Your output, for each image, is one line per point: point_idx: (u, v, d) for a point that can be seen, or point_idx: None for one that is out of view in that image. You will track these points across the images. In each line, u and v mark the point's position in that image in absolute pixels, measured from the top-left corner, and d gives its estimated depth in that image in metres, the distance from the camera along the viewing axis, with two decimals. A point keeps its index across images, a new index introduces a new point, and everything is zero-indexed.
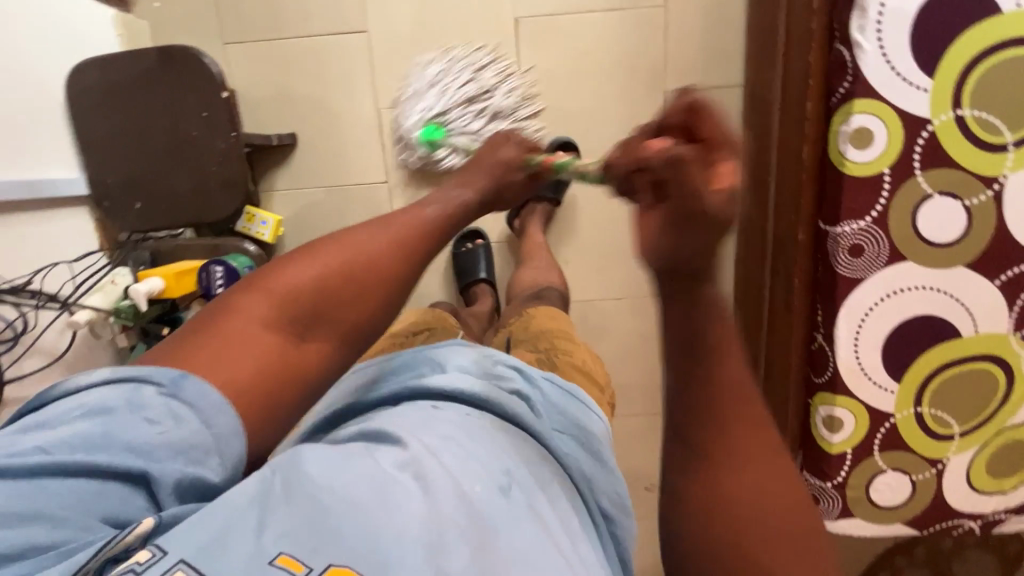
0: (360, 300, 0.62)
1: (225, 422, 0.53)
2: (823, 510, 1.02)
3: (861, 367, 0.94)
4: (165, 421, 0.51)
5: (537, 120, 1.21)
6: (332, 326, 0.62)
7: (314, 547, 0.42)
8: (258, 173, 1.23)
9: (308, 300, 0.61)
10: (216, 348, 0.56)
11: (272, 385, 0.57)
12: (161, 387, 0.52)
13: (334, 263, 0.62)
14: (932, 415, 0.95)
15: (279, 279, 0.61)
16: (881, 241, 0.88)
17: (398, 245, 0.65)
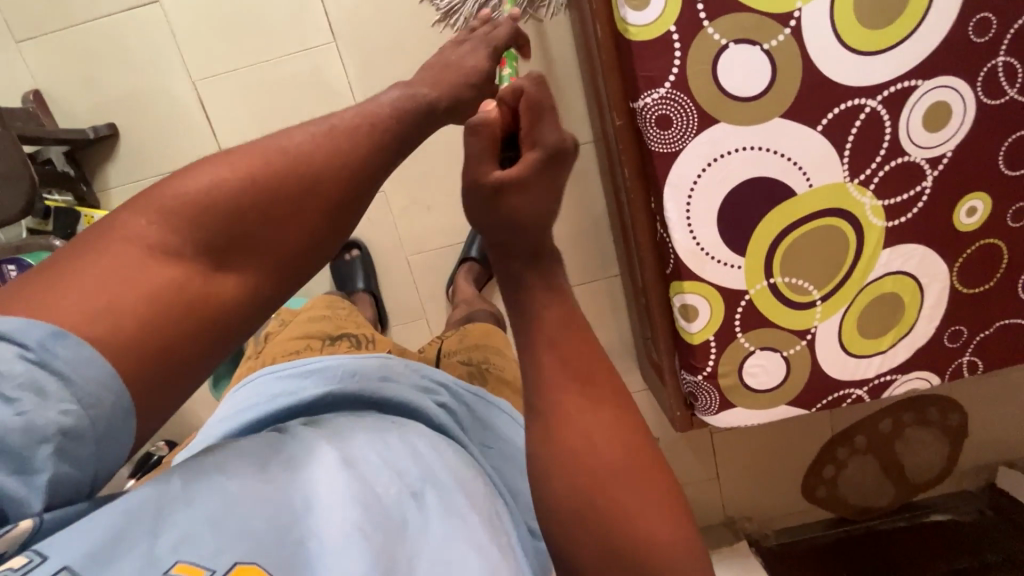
0: (291, 210, 0.48)
1: (108, 401, 0.40)
2: (702, 406, 0.98)
3: (701, 247, 0.88)
4: (27, 397, 0.37)
5: (358, 62, 1.14)
6: (252, 249, 0.48)
7: (216, 547, 0.39)
8: (88, 172, 1.19)
9: (226, 214, 0.46)
10: (106, 279, 0.42)
11: (176, 322, 0.44)
12: (26, 348, 0.38)
13: (246, 164, 0.48)
14: (786, 284, 0.89)
15: (184, 190, 0.46)
16: (687, 107, 0.81)
17: (334, 143, 0.50)
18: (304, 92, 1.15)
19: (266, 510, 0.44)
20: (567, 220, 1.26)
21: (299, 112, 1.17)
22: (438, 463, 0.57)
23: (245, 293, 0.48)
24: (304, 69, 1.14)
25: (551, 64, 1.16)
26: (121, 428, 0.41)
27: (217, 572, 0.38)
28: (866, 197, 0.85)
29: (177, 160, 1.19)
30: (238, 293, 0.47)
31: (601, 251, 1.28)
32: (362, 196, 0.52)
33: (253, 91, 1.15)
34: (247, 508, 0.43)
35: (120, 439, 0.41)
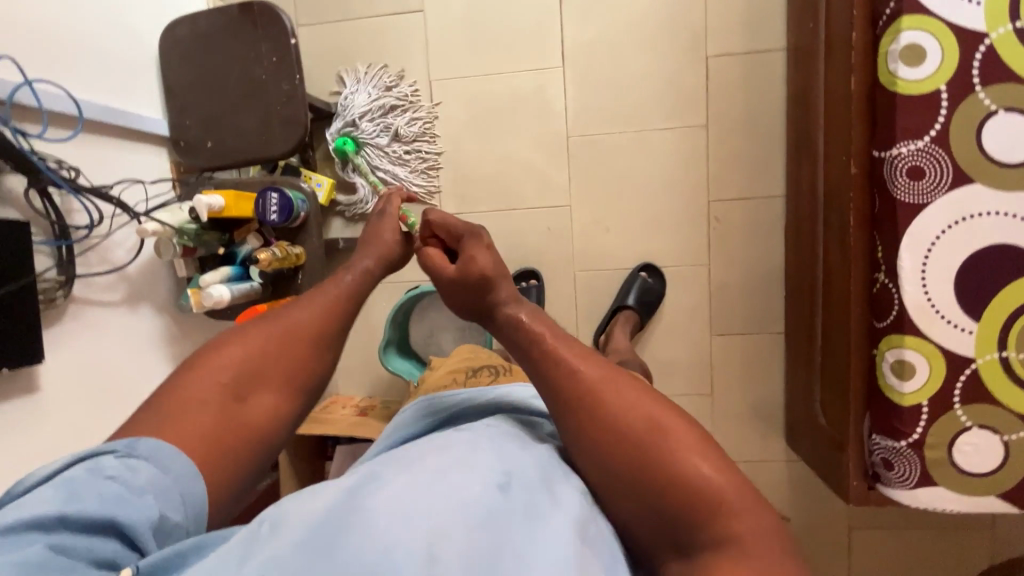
0: (299, 353, 0.67)
1: (181, 465, 0.55)
2: (897, 476, 0.91)
3: (931, 304, 0.86)
4: (123, 473, 0.52)
5: (579, 88, 1.25)
6: (268, 381, 0.64)
7: (291, 572, 0.44)
8: (316, 141, 1.33)
9: (247, 367, 0.63)
10: (169, 415, 0.58)
11: (230, 438, 0.60)
12: (118, 451, 0.53)
13: (264, 329, 0.67)
14: (1022, 361, 0.85)
15: (218, 355, 0.63)
16: (942, 163, 0.83)
17: (325, 306, 0.71)
18: (524, 105, 1.27)
19: (338, 532, 0.48)
20: (739, 267, 1.27)
21: (513, 123, 1.28)
22: (522, 460, 0.58)
23: (274, 413, 0.64)
24: (529, 86, 1.26)
25: (757, 119, 1.22)
26: (192, 487, 0.55)
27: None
28: None
29: None
30: (272, 411, 0.64)
31: (768, 306, 1.27)
32: (337, 342, 0.71)
33: (479, 97, 1.28)
34: (320, 524, 0.48)
35: (193, 497, 0.55)
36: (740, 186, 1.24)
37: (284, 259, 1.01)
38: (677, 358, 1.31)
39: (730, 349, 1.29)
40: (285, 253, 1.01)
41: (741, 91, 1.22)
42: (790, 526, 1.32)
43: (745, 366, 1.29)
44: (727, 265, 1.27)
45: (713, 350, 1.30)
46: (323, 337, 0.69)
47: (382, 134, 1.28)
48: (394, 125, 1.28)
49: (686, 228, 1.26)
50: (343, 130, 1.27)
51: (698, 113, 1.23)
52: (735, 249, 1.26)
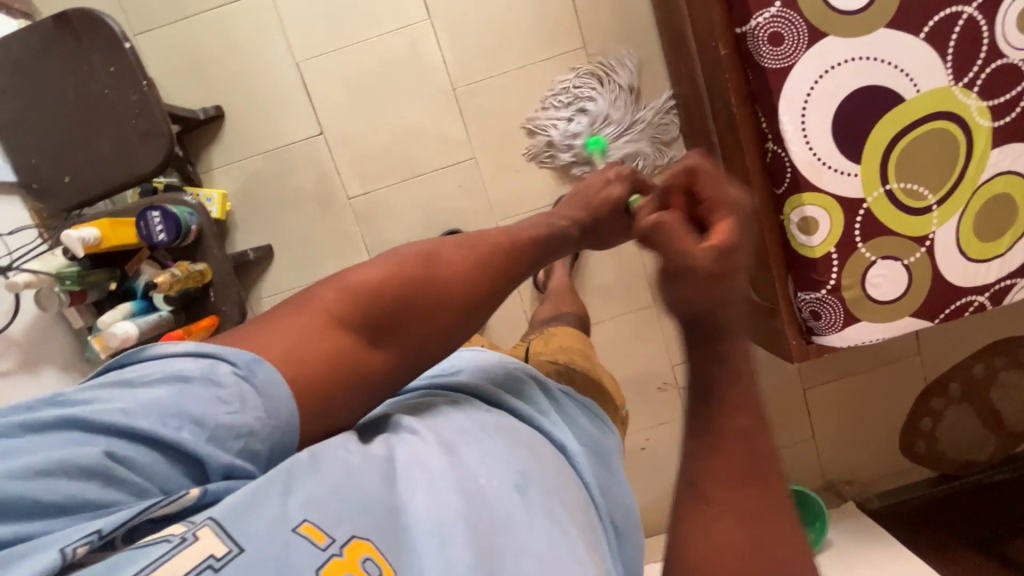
0: (441, 305, 0.57)
1: (285, 412, 0.48)
2: (825, 324, 0.99)
3: (817, 158, 0.92)
4: (234, 402, 0.46)
5: (451, 37, 1.23)
6: (401, 336, 0.55)
7: (337, 516, 0.42)
8: (193, 154, 1.24)
9: (387, 299, 0.54)
10: (283, 337, 0.50)
11: (340, 386, 0.52)
12: (236, 367, 0.47)
13: (407, 256, 0.57)
14: (903, 189, 0.92)
15: (362, 276, 0.55)
16: (797, 24, 0.88)
17: (480, 253, 0.61)
18: (401, 67, 1.23)
19: (378, 493, 0.45)
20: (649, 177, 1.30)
21: (396, 87, 1.24)
22: (537, 453, 0.56)
23: (395, 369, 0.55)
24: (400, 47, 1.22)
25: (630, 31, 1.24)
26: (288, 442, 0.48)
27: (337, 540, 0.40)
28: (971, 100, 0.90)
29: (279, 139, 1.24)
30: (389, 364, 0.55)
31: None
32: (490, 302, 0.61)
33: (352, 69, 1.23)
34: (364, 485, 0.45)
35: (286, 450, 0.48)
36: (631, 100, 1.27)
37: (187, 278, 0.95)
38: (614, 279, 1.35)
39: None
40: (187, 271, 0.95)
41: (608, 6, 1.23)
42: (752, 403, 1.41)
43: None
44: None
45: (646, 262, 1.34)
46: (473, 297, 0.59)
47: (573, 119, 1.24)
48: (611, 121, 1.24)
49: None
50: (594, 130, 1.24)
51: (574, 37, 1.23)
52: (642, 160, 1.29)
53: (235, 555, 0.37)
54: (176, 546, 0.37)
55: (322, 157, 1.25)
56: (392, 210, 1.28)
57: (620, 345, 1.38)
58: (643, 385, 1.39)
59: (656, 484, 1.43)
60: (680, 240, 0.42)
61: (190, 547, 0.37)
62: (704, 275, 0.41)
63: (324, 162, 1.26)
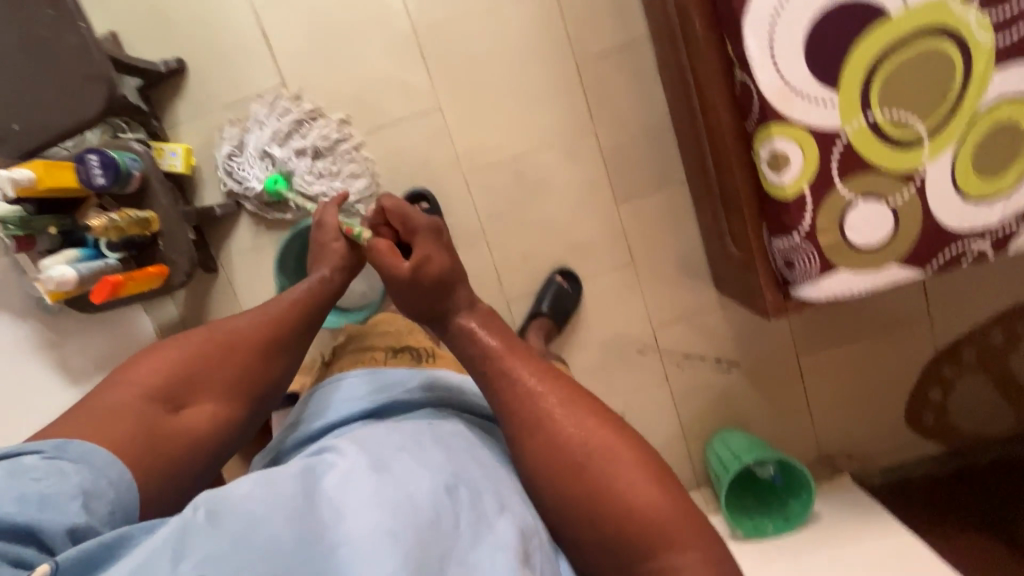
0: (233, 370, 0.74)
1: (115, 471, 0.60)
2: (800, 274, 0.90)
3: (788, 85, 0.82)
4: (53, 475, 0.56)
5: None
6: (209, 389, 0.73)
7: (236, 565, 0.48)
8: (157, 109, 1.23)
9: (189, 371, 0.72)
10: (93, 424, 0.64)
11: (163, 448, 0.66)
12: (43, 452, 0.58)
13: (204, 340, 0.75)
14: (888, 119, 0.82)
15: (157, 365, 0.71)
16: None
17: (262, 323, 0.79)
18: (361, 14, 1.19)
19: (297, 523, 0.53)
20: (625, 126, 1.22)
21: (356, 35, 1.20)
22: (462, 463, 0.64)
23: (213, 418, 0.72)
24: None
25: None
26: (124, 492, 0.60)
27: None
28: (969, 14, 0.79)
29: (241, 92, 1.23)
30: (206, 424, 0.71)
31: (663, 157, 1.24)
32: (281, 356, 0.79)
33: (311, 17, 1.19)
34: (278, 518, 0.52)
35: (125, 503, 0.60)
36: (604, 42, 1.18)
37: (128, 224, 0.93)
38: (590, 236, 1.28)
39: (638, 212, 1.27)
40: (129, 218, 0.93)
41: None
42: (739, 369, 1.33)
43: (657, 225, 1.27)
44: (612, 126, 1.22)
45: (623, 217, 1.27)
46: (264, 349, 0.77)
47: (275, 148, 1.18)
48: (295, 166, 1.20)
49: (562, 99, 1.21)
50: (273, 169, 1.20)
51: None
52: (616, 108, 1.21)
53: None
54: None
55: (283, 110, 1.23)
56: None
57: (596, 308, 1.31)
58: (621, 348, 1.32)
59: None
60: (387, 257, 0.78)
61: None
62: (422, 276, 0.76)
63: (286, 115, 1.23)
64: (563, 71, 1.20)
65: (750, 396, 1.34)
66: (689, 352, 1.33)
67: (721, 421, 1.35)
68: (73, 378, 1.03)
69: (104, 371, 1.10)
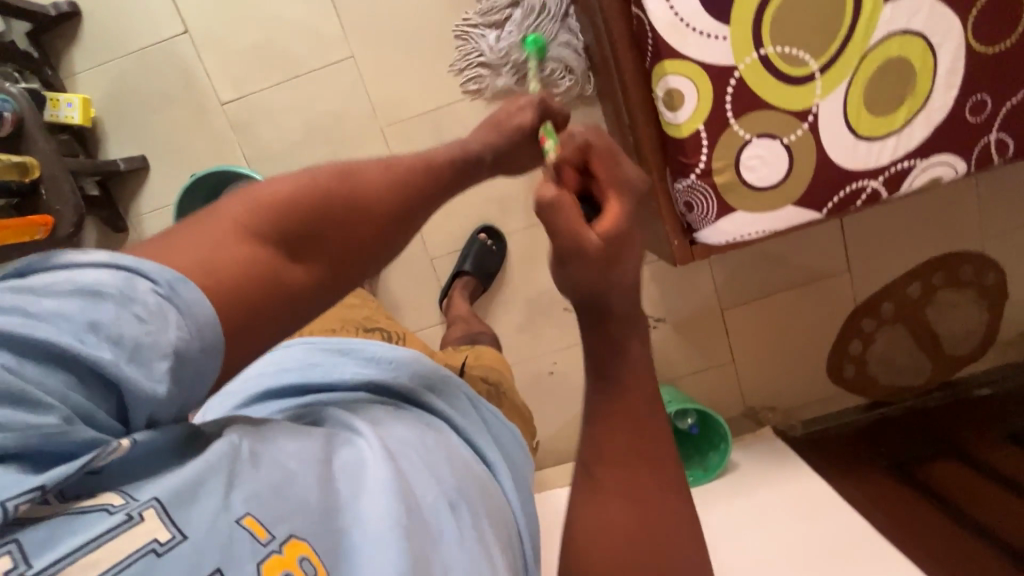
0: (359, 221, 0.50)
1: (212, 332, 0.39)
2: (699, 215, 0.89)
3: (680, 19, 0.80)
4: (153, 317, 0.37)
5: None
6: (324, 248, 0.48)
7: (280, 512, 0.39)
8: (53, 57, 1.16)
9: (316, 215, 0.47)
10: (191, 249, 0.41)
11: (259, 311, 0.43)
12: (158, 282, 0.38)
13: (355, 171, 0.51)
14: (780, 54, 0.81)
15: (267, 190, 0.47)
16: None
17: (394, 172, 0.54)
18: None
19: (320, 490, 0.43)
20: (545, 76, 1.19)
21: None
22: (467, 472, 0.55)
23: (322, 284, 0.48)
24: None
25: None
26: (214, 365, 0.40)
27: (274, 539, 0.37)
28: None
29: (141, 38, 1.16)
30: (311, 284, 0.47)
31: (584, 108, 1.21)
32: (415, 217, 0.54)
33: None
34: (309, 482, 0.42)
35: (205, 377, 0.40)
36: None
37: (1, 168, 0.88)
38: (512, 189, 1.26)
39: None
40: (5, 162, 0.88)
41: None
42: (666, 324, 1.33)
43: None
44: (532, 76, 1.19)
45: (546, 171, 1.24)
46: (395, 208, 0.52)
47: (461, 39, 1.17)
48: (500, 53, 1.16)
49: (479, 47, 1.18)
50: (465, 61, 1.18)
51: None
52: None
53: (178, 543, 0.34)
54: (120, 524, 0.33)
55: (188, 57, 1.17)
56: (270, 115, 1.20)
57: (522, 265, 1.30)
58: (548, 306, 1.32)
59: (563, 410, 1.36)
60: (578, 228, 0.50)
61: (134, 528, 0.34)
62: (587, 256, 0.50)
63: (191, 63, 1.18)
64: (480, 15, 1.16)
65: (677, 351, 1.35)
66: None
67: None
68: None
69: None
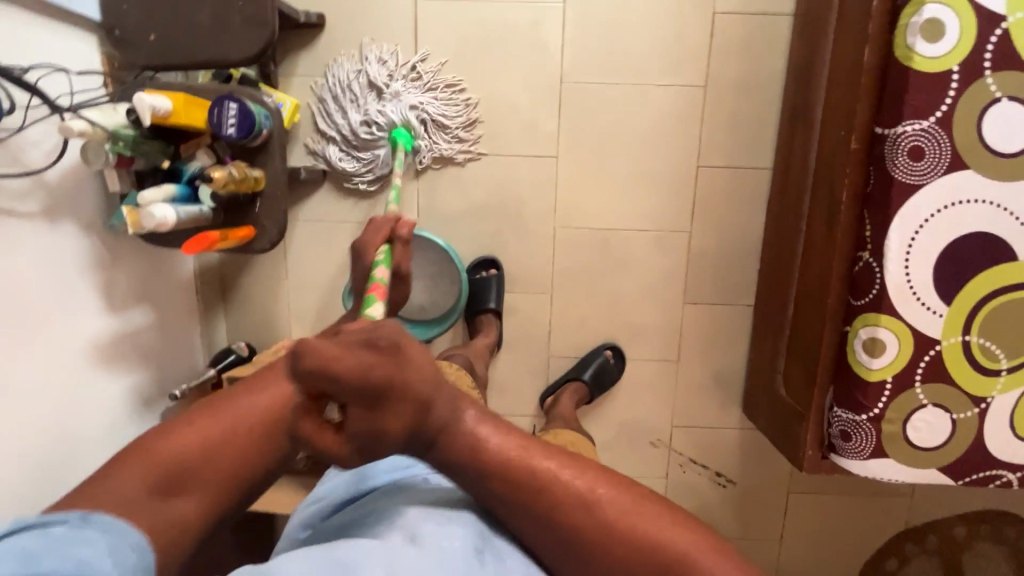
0: (227, 457, 0.54)
1: (131, 540, 0.49)
2: (853, 448, 0.95)
3: (910, 285, 0.88)
4: (80, 537, 0.47)
5: (579, 28, 1.17)
6: (204, 482, 0.53)
7: None
8: (280, 54, 1.18)
9: (180, 464, 0.52)
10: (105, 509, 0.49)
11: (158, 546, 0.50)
12: (69, 524, 0.48)
13: (215, 426, 0.54)
14: (980, 345, 0.89)
15: (155, 454, 0.52)
16: (942, 144, 0.83)
17: (262, 407, 0.55)
18: (519, 40, 1.17)
19: None
20: (718, 236, 1.26)
21: (505, 59, 1.18)
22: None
23: (206, 510, 0.53)
24: (524, 21, 1.16)
25: (755, 85, 1.18)
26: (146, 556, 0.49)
27: None
28: None
29: None
30: (198, 514, 0.53)
31: (742, 276, 1.27)
32: (283, 434, 0.55)
33: (468, 23, 1.17)
34: None
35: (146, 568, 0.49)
36: (730, 154, 1.21)
37: (241, 181, 0.88)
38: (647, 321, 1.30)
39: (700, 317, 1.30)
40: (243, 175, 0.88)
41: (742, 51, 1.17)
42: (734, 487, 1.39)
43: (712, 334, 1.31)
44: (707, 232, 1.25)
45: (685, 317, 1.30)
46: (262, 432, 0.54)
47: (404, 93, 1.17)
48: (423, 108, 1.17)
49: (672, 191, 1.23)
50: (395, 122, 1.16)
51: (698, 72, 1.18)
52: (718, 218, 1.24)
53: None
54: None
55: None
56: (457, 179, 1.23)
57: (628, 390, 1.34)
58: (636, 434, 1.36)
59: None
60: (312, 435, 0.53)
61: None
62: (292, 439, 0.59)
63: None
64: (684, 166, 1.22)
65: (734, 513, 1.41)
66: (695, 458, 1.38)
67: None
68: (109, 305, 0.96)
69: (139, 302, 1.03)
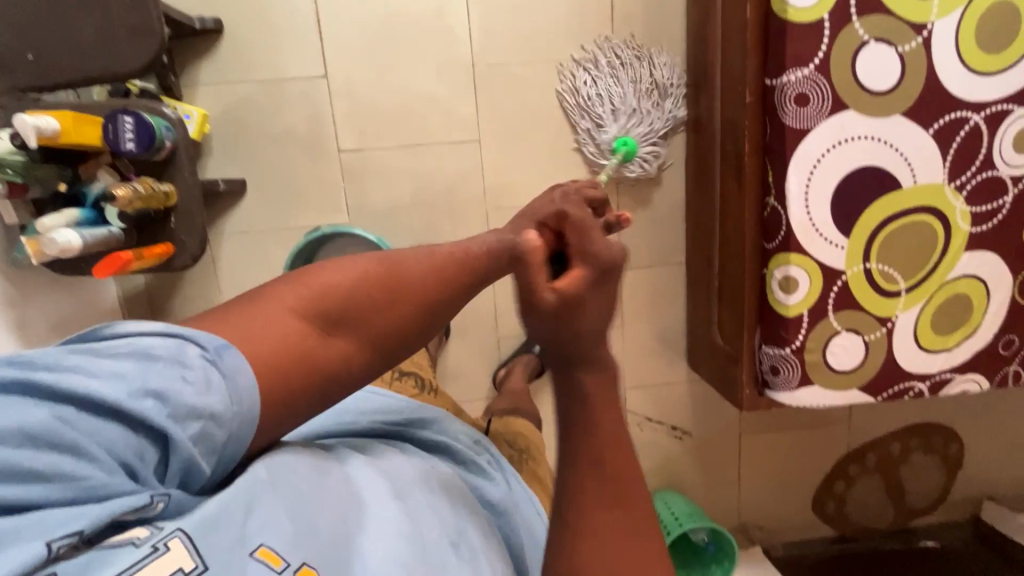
0: (400, 293, 0.57)
1: (250, 402, 0.48)
2: (782, 380, 1.02)
3: (812, 223, 0.95)
4: (199, 385, 0.45)
5: (483, 12, 1.18)
6: (361, 328, 0.56)
7: (294, 542, 0.45)
8: (179, 64, 1.13)
9: (349, 301, 0.55)
10: (241, 323, 0.51)
11: (292, 379, 0.51)
12: (206, 350, 0.47)
13: (409, 257, 0.59)
14: (880, 270, 0.97)
15: (331, 277, 0.56)
16: (823, 88, 0.90)
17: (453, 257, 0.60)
18: (424, 30, 1.17)
19: (329, 519, 0.49)
20: (644, 201, 1.30)
21: (413, 49, 1.18)
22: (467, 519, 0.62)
23: (351, 360, 0.56)
24: (428, 9, 1.17)
25: (660, 52, 1.23)
26: (247, 432, 0.48)
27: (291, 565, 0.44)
28: (959, 202, 0.96)
29: (278, 71, 1.16)
30: (344, 360, 0.55)
31: (672, 237, 1.33)
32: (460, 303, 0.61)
33: (372, 17, 1.16)
34: (322, 510, 0.50)
35: (241, 442, 0.49)
36: None
37: (149, 197, 0.86)
38: None
39: (639, 281, 1.35)
40: (151, 190, 0.86)
41: (643, 21, 1.22)
42: (690, 439, 1.46)
43: (651, 296, 1.36)
44: (634, 198, 1.30)
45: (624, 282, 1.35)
46: (440, 290, 0.59)
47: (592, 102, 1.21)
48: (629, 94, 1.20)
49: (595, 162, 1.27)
50: (626, 131, 1.21)
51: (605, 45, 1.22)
52: (642, 183, 1.29)
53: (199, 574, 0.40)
54: (148, 554, 0.40)
55: (320, 100, 1.18)
56: (383, 174, 1.22)
57: None
58: None
59: None
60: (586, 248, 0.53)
61: (161, 556, 0.40)
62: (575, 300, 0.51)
63: (321, 106, 1.18)
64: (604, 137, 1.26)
65: (693, 463, 1.48)
66: (651, 416, 1.43)
67: (663, 481, 1.48)
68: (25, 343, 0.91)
69: (60, 337, 0.99)
